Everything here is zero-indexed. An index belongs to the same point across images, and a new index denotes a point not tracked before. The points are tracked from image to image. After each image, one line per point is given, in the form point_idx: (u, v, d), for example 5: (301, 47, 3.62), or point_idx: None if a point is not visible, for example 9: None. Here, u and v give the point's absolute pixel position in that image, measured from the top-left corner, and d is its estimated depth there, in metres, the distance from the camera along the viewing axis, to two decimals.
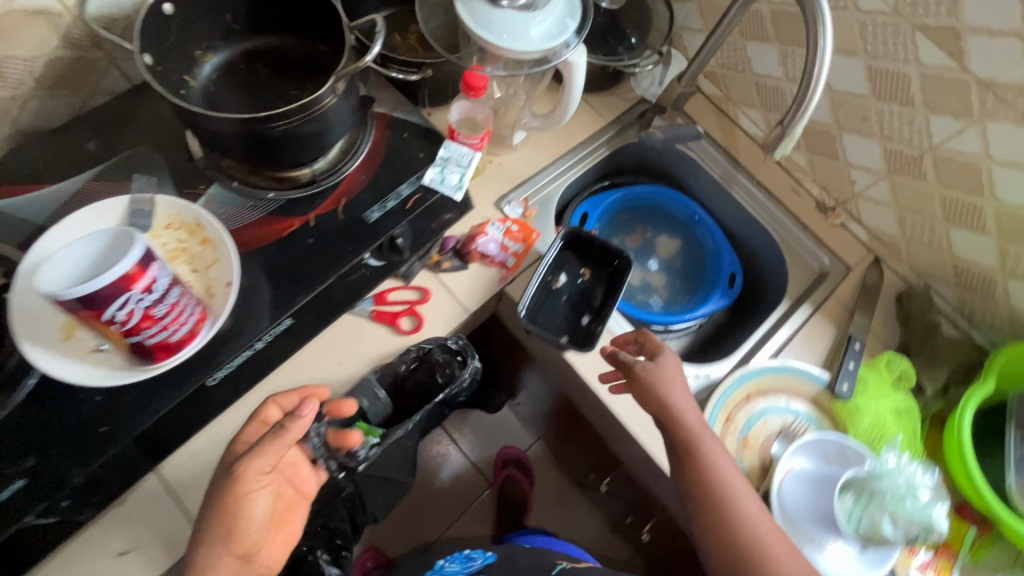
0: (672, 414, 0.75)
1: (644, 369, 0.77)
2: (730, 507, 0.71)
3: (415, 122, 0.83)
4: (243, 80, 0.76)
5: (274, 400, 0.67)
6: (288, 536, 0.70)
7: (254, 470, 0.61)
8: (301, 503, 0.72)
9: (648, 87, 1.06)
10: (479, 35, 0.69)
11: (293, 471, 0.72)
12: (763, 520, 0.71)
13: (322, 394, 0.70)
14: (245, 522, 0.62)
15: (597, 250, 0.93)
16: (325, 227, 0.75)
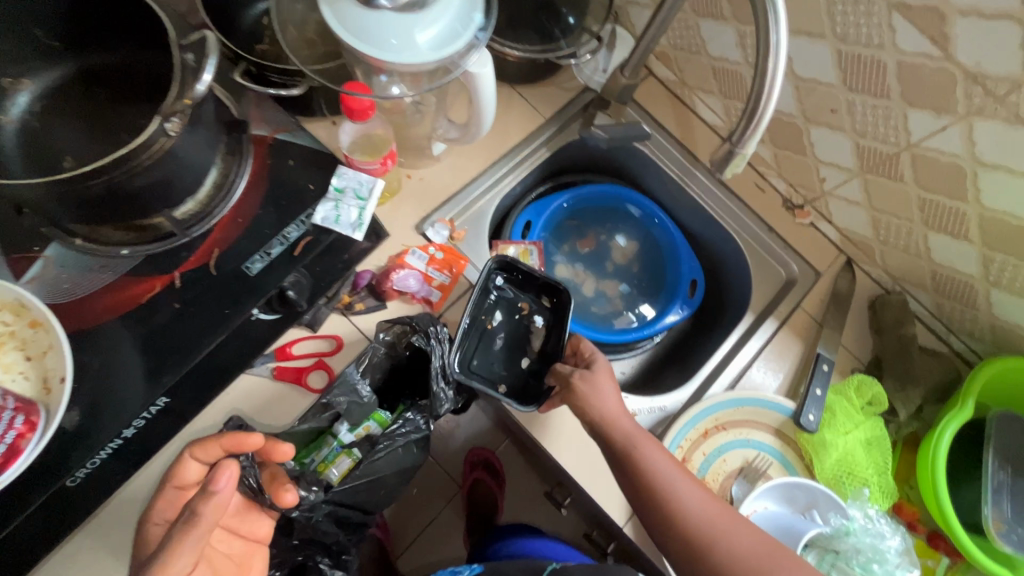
0: (603, 418, 0.69)
1: (581, 377, 0.71)
2: (675, 502, 0.65)
3: (304, 144, 0.70)
4: (73, 110, 0.61)
5: (190, 456, 0.57)
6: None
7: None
8: (258, 550, 0.65)
9: (591, 74, 0.92)
10: (352, 48, 0.55)
11: (238, 519, 0.64)
12: (707, 504, 0.66)
13: (248, 446, 0.57)
14: None
15: (538, 281, 0.82)
16: (195, 287, 0.63)
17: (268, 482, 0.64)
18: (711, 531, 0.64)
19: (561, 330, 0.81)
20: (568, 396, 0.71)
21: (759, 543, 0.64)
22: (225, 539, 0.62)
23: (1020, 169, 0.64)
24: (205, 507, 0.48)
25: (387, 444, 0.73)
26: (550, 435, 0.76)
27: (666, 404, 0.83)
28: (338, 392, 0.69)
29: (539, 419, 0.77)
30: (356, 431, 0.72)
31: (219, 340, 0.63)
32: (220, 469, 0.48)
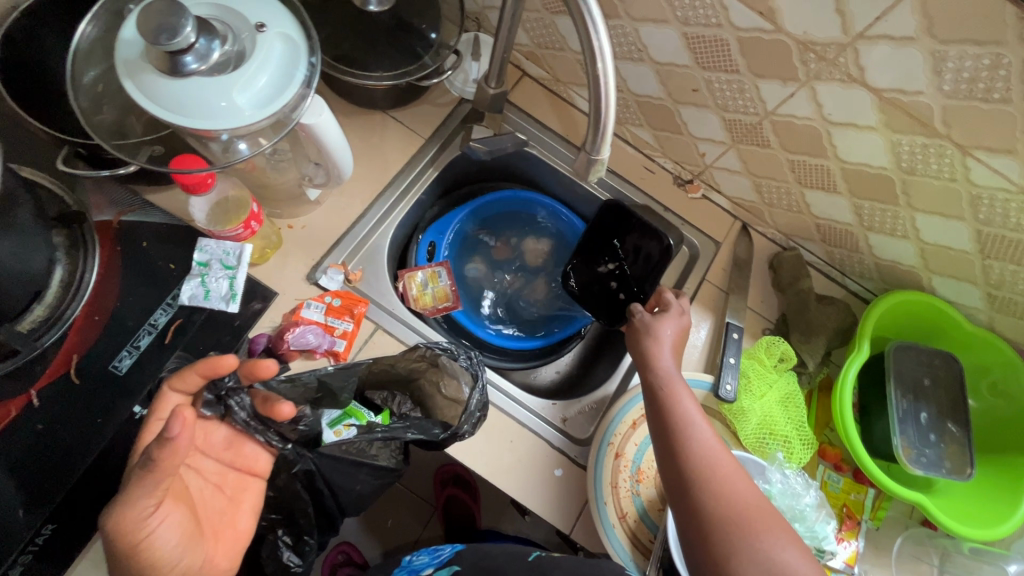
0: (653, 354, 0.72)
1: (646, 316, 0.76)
2: (688, 437, 0.64)
3: (156, 223, 0.68)
4: None
5: (168, 386, 0.55)
6: (237, 534, 0.60)
7: (135, 518, 0.45)
8: (252, 483, 0.64)
9: (462, 86, 0.90)
10: (171, 123, 0.52)
11: (231, 453, 0.64)
12: (721, 452, 0.63)
13: (228, 365, 0.54)
14: (161, 551, 0.48)
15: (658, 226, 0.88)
16: (58, 401, 0.61)
17: (259, 405, 0.62)
18: (716, 477, 0.61)
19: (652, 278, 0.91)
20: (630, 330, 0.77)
21: (763, 507, 0.59)
22: (218, 471, 0.62)
23: (864, 124, 0.67)
24: (161, 452, 0.45)
25: (382, 431, 0.68)
26: (482, 460, 0.76)
27: (595, 402, 0.85)
28: (337, 378, 0.70)
29: (471, 448, 0.76)
30: (334, 428, 0.69)
31: (97, 455, 0.60)
32: (172, 416, 0.44)
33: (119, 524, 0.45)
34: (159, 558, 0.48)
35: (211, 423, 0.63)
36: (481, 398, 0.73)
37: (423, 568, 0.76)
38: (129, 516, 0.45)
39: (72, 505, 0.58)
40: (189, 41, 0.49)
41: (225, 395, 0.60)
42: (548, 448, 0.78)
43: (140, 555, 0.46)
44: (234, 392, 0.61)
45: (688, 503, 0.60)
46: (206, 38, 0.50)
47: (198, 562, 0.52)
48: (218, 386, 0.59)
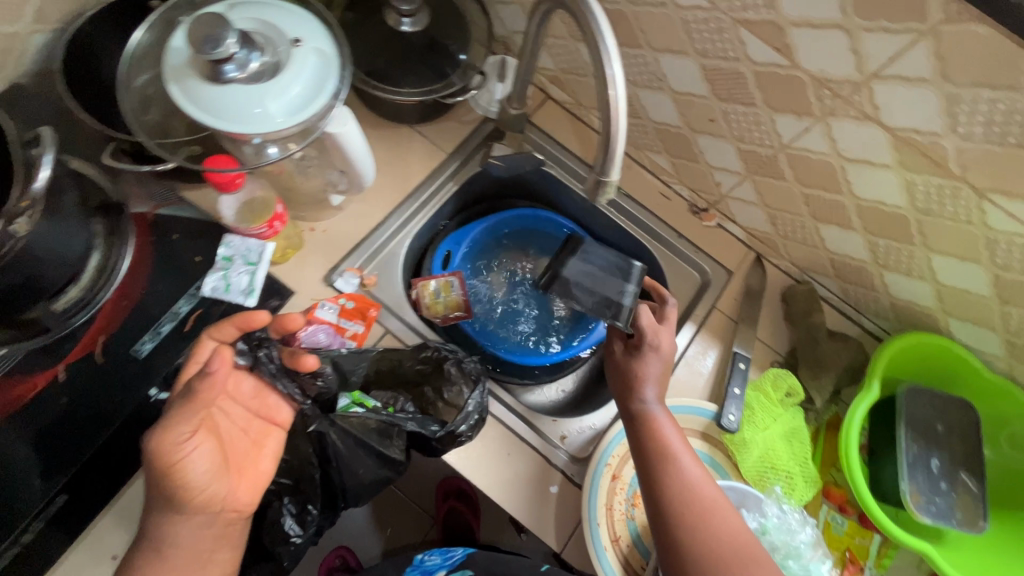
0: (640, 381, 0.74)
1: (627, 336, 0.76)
2: (672, 471, 0.67)
3: (189, 218, 0.72)
4: None
5: (206, 336, 0.61)
6: (258, 475, 0.66)
7: (171, 440, 0.54)
8: (274, 432, 0.71)
9: (486, 104, 0.90)
10: (205, 124, 0.55)
11: (257, 402, 0.70)
12: (705, 485, 0.66)
13: (260, 319, 0.62)
14: (192, 478, 0.56)
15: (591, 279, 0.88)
16: (83, 377, 0.64)
17: (287, 358, 0.69)
18: (692, 510, 0.65)
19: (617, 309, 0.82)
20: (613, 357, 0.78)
21: (732, 539, 0.63)
22: (245, 417, 0.69)
23: (879, 161, 0.68)
24: (199, 384, 0.54)
25: (387, 414, 0.71)
26: (479, 468, 0.77)
27: (597, 421, 0.84)
28: (349, 361, 0.74)
29: (470, 458, 0.77)
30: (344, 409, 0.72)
31: (113, 431, 0.63)
32: (213, 355, 0.55)
33: (159, 445, 0.53)
34: (189, 481, 0.56)
35: (240, 372, 0.70)
36: (479, 401, 0.74)
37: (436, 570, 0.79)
38: (166, 439, 0.53)
39: (88, 475, 0.62)
40: (228, 53, 0.53)
41: (256, 343, 0.68)
42: (546, 463, 0.79)
43: (173, 474, 0.54)
44: (268, 343, 0.69)
45: (661, 534, 0.65)
46: (246, 50, 0.55)
47: (222, 491, 0.59)
48: (252, 336, 0.68)
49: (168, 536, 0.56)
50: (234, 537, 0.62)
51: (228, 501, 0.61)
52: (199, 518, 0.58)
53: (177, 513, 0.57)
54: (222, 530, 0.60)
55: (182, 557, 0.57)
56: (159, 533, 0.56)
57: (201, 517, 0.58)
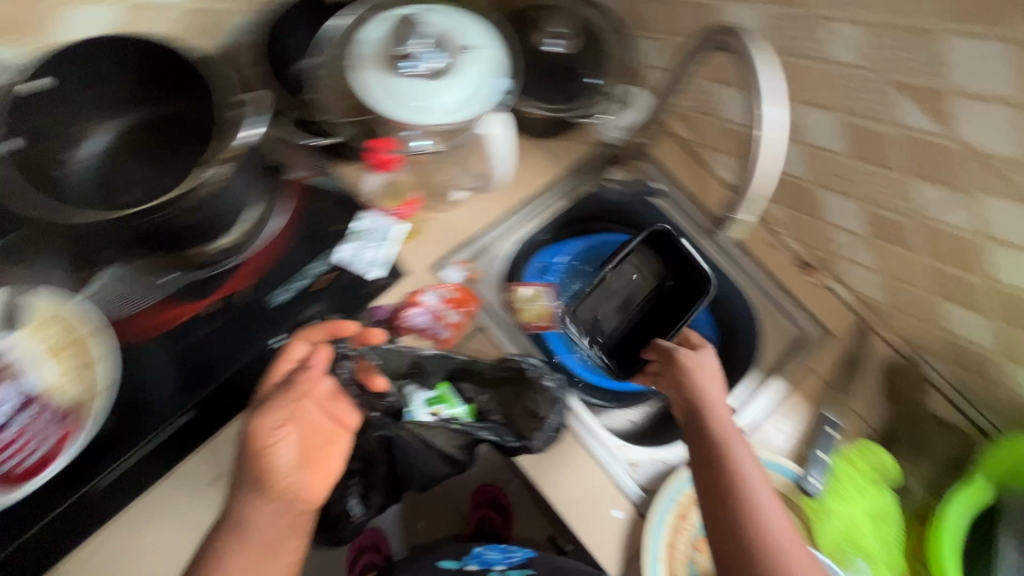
0: (705, 406, 0.71)
1: (684, 354, 0.76)
2: (753, 512, 0.62)
3: (334, 189, 0.79)
4: (139, 149, 0.68)
5: (298, 337, 0.67)
6: (327, 472, 0.66)
7: (266, 427, 0.60)
8: (341, 436, 0.70)
9: (607, 130, 0.94)
10: (384, 109, 0.61)
11: (330, 405, 0.70)
12: (786, 528, 0.63)
13: (347, 328, 0.70)
14: (276, 465, 0.60)
15: (647, 273, 0.92)
16: (221, 315, 0.71)
17: (359, 372, 0.74)
18: (772, 556, 0.60)
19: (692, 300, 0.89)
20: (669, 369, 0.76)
21: None
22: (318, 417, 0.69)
23: None
24: (301, 376, 0.65)
25: (460, 425, 0.76)
26: (550, 480, 0.77)
27: (671, 457, 0.82)
28: (433, 363, 0.78)
29: (542, 467, 0.78)
30: (431, 407, 0.78)
31: (236, 370, 0.69)
32: (314, 351, 0.67)
33: (257, 430, 0.59)
34: (275, 467, 0.60)
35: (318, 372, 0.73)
36: (559, 421, 0.76)
37: (495, 563, 0.92)
38: (263, 424, 0.60)
39: (210, 405, 0.67)
40: (409, 51, 0.62)
41: (336, 356, 0.73)
42: (613, 487, 0.78)
43: (263, 457, 0.59)
44: (341, 354, 0.74)
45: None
46: (426, 51, 0.62)
47: (296, 483, 0.62)
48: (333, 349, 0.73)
49: (250, 517, 0.58)
50: (303, 530, 0.63)
51: (301, 493, 0.62)
52: (276, 503, 0.60)
53: (258, 496, 0.59)
54: (295, 520, 0.61)
55: (257, 539, 0.58)
56: (241, 513, 0.58)
57: (278, 502, 0.60)
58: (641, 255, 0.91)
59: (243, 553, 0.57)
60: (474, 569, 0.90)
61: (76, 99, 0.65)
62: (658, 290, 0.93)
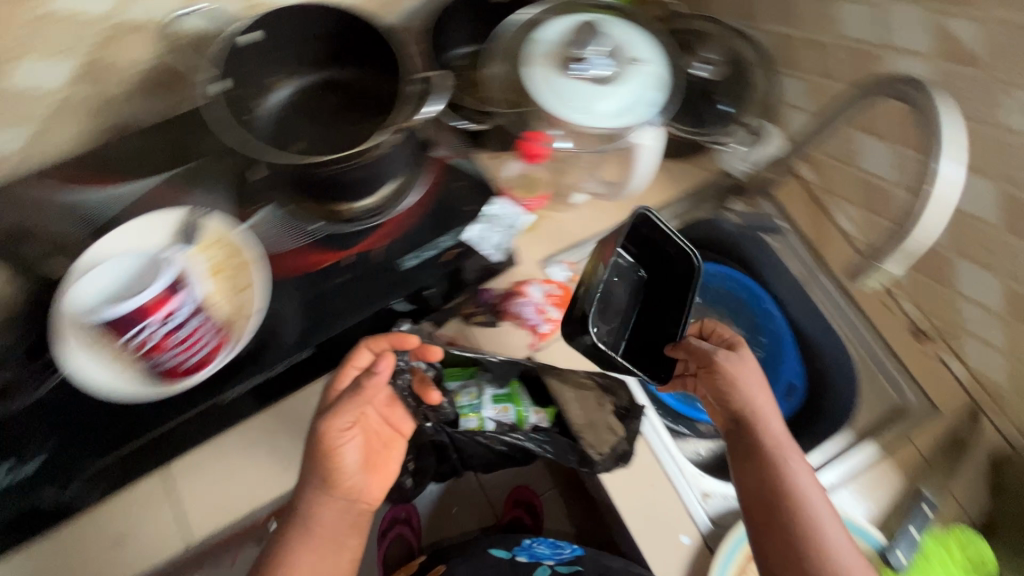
0: (756, 418, 0.72)
1: (726, 356, 0.72)
2: (818, 535, 0.66)
3: (470, 171, 0.82)
4: (313, 109, 0.77)
5: (365, 345, 0.68)
6: (387, 474, 0.72)
7: (335, 428, 0.65)
8: (398, 441, 0.75)
9: (733, 162, 0.94)
10: (551, 105, 0.65)
11: (389, 412, 0.75)
12: (849, 548, 0.66)
13: (411, 343, 0.69)
14: (343, 470, 0.66)
15: (626, 264, 0.78)
16: (355, 267, 0.75)
17: (416, 382, 0.77)
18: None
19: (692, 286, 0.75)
20: (710, 375, 0.73)
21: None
22: (379, 422, 0.73)
23: None
24: (367, 382, 0.65)
25: (509, 437, 0.81)
26: (630, 496, 0.77)
27: None
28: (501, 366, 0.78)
29: (618, 476, 0.78)
30: (495, 405, 0.80)
31: (357, 321, 0.72)
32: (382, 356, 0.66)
33: (326, 429, 0.64)
34: (343, 469, 0.66)
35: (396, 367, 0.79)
36: (624, 447, 0.78)
37: (544, 559, 0.96)
38: (332, 426, 0.64)
39: (332, 348, 0.73)
40: (583, 56, 0.65)
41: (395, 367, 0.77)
42: (684, 512, 0.78)
43: (331, 458, 0.65)
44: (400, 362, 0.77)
45: None
46: (597, 59, 0.65)
47: (359, 485, 0.68)
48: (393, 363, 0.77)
49: (317, 511, 0.65)
50: (363, 526, 0.70)
51: (363, 495, 0.69)
52: (342, 502, 0.67)
53: (325, 492, 0.66)
54: (356, 519, 0.69)
55: (323, 534, 0.66)
56: (309, 509, 0.66)
57: (340, 503, 0.67)
58: (620, 250, 0.76)
59: (309, 548, 0.65)
60: (523, 560, 0.96)
61: (273, 54, 0.73)
62: (639, 284, 0.79)
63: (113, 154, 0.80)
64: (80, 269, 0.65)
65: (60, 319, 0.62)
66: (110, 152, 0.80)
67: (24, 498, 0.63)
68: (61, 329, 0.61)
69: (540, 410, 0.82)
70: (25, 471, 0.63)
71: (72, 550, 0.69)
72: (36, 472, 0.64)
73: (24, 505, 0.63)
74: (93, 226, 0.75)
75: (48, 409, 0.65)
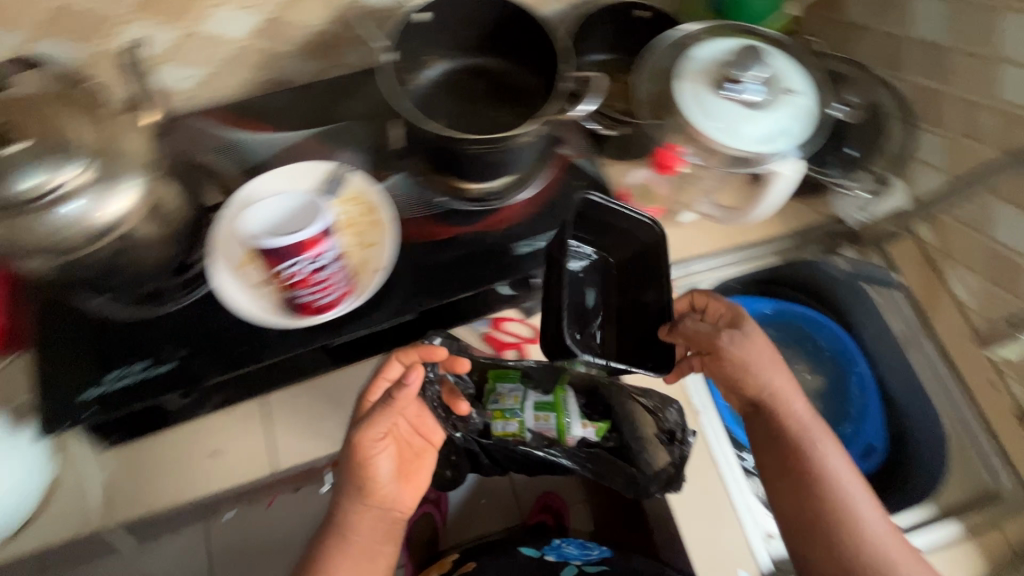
0: (777, 402, 0.73)
1: (730, 337, 0.71)
2: (851, 515, 0.68)
3: (590, 172, 0.84)
4: (458, 90, 0.82)
5: (396, 357, 0.69)
6: (418, 484, 0.75)
7: (368, 439, 0.68)
8: (428, 451, 0.79)
9: (850, 210, 0.92)
10: (698, 122, 0.67)
11: (419, 423, 0.78)
12: (881, 524, 0.69)
13: (439, 355, 0.69)
14: (376, 480, 0.70)
15: (586, 253, 0.78)
16: (471, 243, 0.78)
17: (446, 392, 0.79)
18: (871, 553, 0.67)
19: (658, 255, 0.73)
20: (719, 362, 0.73)
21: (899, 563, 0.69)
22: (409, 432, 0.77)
23: None
24: (397, 394, 0.67)
25: (548, 452, 0.81)
26: (694, 525, 0.76)
27: None
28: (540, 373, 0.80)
29: (685, 498, 0.77)
30: (535, 413, 0.80)
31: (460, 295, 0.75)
32: (412, 369, 0.67)
33: (359, 440, 0.67)
34: (376, 478, 0.70)
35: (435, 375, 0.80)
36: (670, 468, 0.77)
37: (572, 558, 0.96)
38: (366, 436, 0.67)
39: (436, 316, 0.77)
40: (739, 78, 0.67)
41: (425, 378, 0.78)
42: (745, 548, 0.75)
43: (365, 468, 0.69)
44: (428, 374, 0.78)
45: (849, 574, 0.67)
46: (752, 83, 0.67)
47: (391, 494, 0.72)
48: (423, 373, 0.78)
49: (355, 518, 0.70)
50: (398, 531, 0.74)
51: (396, 503, 0.73)
52: (376, 509, 0.71)
53: (361, 499, 0.70)
54: (390, 526, 0.73)
55: (360, 540, 0.70)
56: (348, 516, 0.70)
57: (375, 511, 0.71)
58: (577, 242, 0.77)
59: (347, 554, 0.69)
60: (552, 560, 0.97)
61: (433, 34, 0.78)
62: (600, 267, 0.78)
63: (269, 104, 0.87)
64: (238, 200, 0.74)
65: (218, 236, 0.72)
66: (267, 102, 0.88)
67: (152, 397, 0.67)
68: (219, 250, 0.72)
69: (589, 424, 0.82)
70: (155, 371, 0.69)
71: (177, 450, 0.76)
72: (162, 375, 0.69)
73: (153, 399, 0.67)
74: (244, 164, 0.82)
75: (183, 319, 0.72)
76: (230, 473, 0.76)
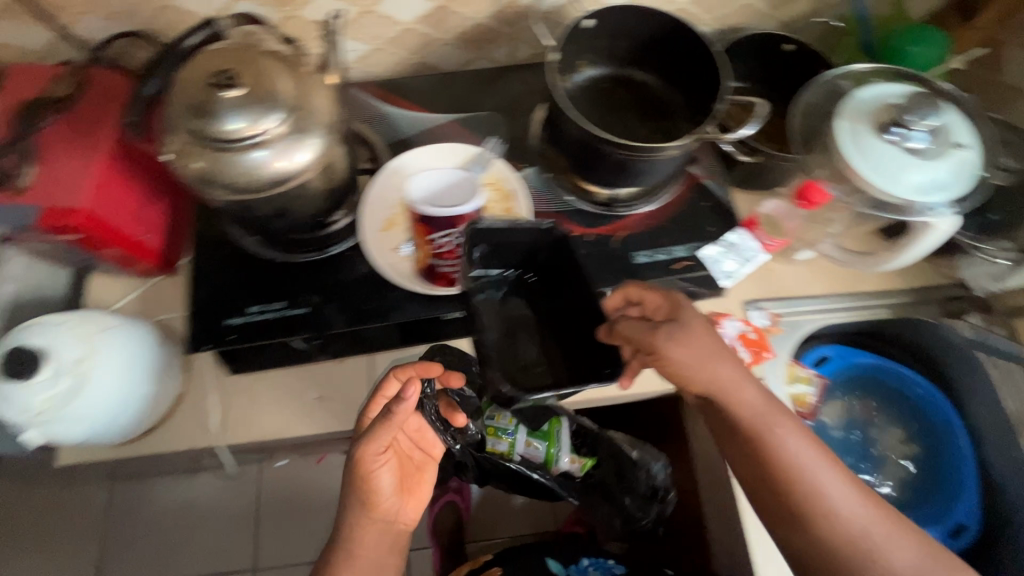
0: (726, 400, 0.64)
1: (666, 330, 0.61)
2: (820, 508, 0.62)
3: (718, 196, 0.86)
4: (603, 97, 0.85)
5: (392, 375, 0.64)
6: (421, 496, 0.72)
7: (370, 454, 0.65)
8: (429, 465, 0.75)
9: (979, 276, 0.88)
10: (852, 160, 0.67)
11: (419, 437, 0.74)
12: (858, 507, 0.63)
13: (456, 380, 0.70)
14: (379, 495, 0.67)
15: (496, 276, 0.73)
16: (593, 245, 0.81)
17: (444, 407, 0.77)
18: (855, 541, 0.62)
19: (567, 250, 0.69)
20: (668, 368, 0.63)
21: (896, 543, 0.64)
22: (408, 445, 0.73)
23: None
24: (394, 410, 0.62)
25: (552, 480, 0.94)
26: (770, 570, 0.72)
27: None
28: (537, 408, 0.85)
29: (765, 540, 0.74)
30: (531, 441, 0.90)
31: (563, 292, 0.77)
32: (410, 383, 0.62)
33: (362, 453, 0.64)
34: (379, 492, 0.67)
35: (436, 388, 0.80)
36: (652, 515, 0.96)
37: None
38: (368, 450, 0.64)
39: None
40: (906, 123, 0.66)
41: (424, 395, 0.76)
42: None
43: (368, 483, 0.66)
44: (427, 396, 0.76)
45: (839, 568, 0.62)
46: (919, 132, 0.65)
47: (394, 508, 0.69)
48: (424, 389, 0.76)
49: (361, 532, 0.67)
50: (403, 547, 0.72)
51: (399, 516, 0.70)
52: (381, 524, 0.68)
53: (365, 511, 0.67)
54: (395, 538, 0.70)
55: (365, 557, 0.67)
56: (355, 531, 0.67)
57: (380, 525, 0.68)
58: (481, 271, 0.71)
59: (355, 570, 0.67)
60: None
61: (590, 41, 0.82)
62: (515, 285, 0.74)
63: (418, 85, 0.93)
64: (391, 170, 0.82)
65: (370, 197, 0.81)
66: (416, 83, 0.93)
67: (284, 334, 0.73)
68: (367, 212, 0.80)
69: (576, 459, 0.95)
70: (290, 312, 0.75)
71: (286, 389, 0.81)
72: (296, 317, 0.74)
73: (278, 338, 0.73)
74: (391, 137, 0.88)
75: (321, 268, 0.78)
76: (328, 419, 0.80)
